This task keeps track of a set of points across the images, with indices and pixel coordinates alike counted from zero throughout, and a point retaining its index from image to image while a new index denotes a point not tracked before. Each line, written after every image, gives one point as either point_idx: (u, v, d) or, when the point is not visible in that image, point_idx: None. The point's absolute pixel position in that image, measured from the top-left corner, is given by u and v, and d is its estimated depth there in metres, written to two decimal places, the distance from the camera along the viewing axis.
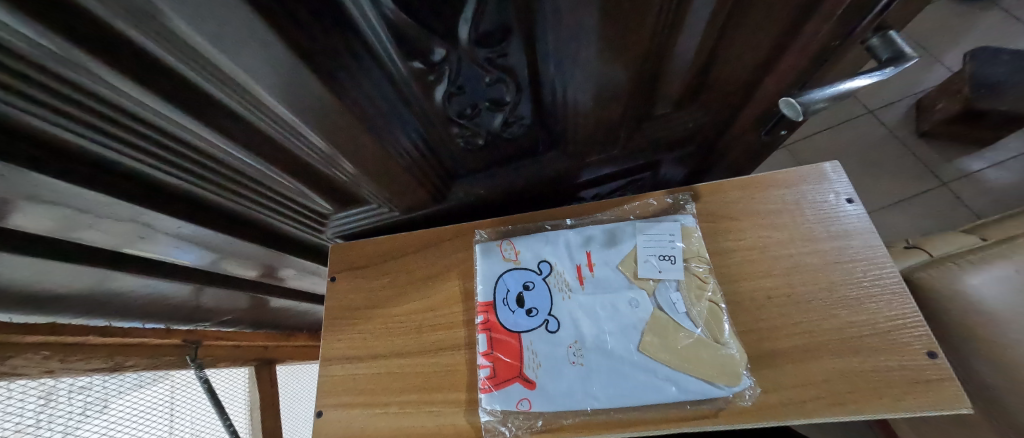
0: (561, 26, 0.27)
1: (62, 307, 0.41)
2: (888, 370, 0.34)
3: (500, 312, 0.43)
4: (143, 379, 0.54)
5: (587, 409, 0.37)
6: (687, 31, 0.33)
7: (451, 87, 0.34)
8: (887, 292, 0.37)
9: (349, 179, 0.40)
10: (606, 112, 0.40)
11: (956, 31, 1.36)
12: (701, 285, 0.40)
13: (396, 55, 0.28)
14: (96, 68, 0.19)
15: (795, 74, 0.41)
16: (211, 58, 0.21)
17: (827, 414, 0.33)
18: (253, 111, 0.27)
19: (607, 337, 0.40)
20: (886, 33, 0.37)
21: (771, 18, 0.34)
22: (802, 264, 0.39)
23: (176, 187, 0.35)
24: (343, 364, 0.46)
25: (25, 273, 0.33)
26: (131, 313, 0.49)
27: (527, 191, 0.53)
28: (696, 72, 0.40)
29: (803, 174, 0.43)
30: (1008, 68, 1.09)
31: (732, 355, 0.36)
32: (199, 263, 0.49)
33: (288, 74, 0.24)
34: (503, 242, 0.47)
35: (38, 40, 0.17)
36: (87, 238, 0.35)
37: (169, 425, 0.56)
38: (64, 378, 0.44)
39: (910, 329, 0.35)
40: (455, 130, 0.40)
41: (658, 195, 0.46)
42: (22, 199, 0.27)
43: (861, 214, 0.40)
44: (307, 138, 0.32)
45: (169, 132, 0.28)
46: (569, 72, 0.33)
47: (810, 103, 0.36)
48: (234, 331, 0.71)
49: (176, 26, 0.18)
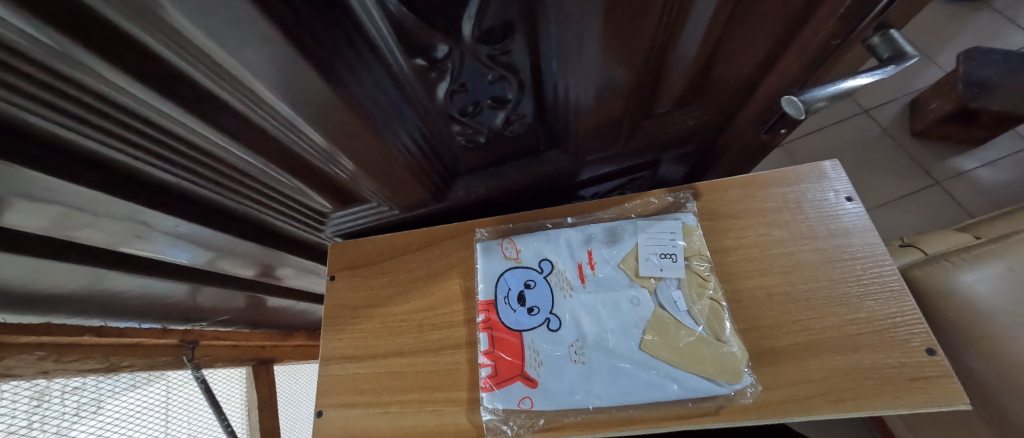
0: (566, 24, 0.27)
1: (57, 307, 0.40)
2: (887, 367, 0.34)
3: (501, 311, 0.43)
4: (138, 379, 0.54)
5: (588, 407, 0.37)
6: (689, 31, 0.33)
7: (453, 84, 0.34)
8: (886, 289, 0.37)
9: (348, 176, 0.40)
10: (608, 110, 0.39)
11: (950, 32, 1.37)
12: (702, 283, 0.40)
13: (398, 50, 0.28)
14: (96, 64, 0.19)
15: (798, 72, 0.40)
16: (213, 55, 0.21)
17: (826, 411, 0.34)
18: (253, 108, 0.27)
19: (608, 335, 0.40)
20: (887, 32, 0.37)
21: (773, 15, 0.34)
22: (802, 262, 0.39)
23: (173, 184, 0.35)
24: (342, 363, 0.46)
25: (19, 273, 0.32)
26: (128, 313, 0.49)
27: (527, 189, 0.52)
28: (697, 70, 0.40)
29: (803, 172, 0.44)
30: (1000, 68, 1.10)
31: (733, 353, 0.36)
32: (195, 262, 0.49)
33: (288, 71, 0.24)
34: (504, 240, 0.47)
35: (37, 35, 0.16)
36: (81, 236, 0.35)
37: (164, 426, 0.55)
38: (58, 378, 0.43)
39: (910, 326, 0.35)
40: (456, 128, 0.40)
41: (659, 194, 0.46)
42: (17, 198, 0.26)
43: (860, 212, 0.40)
44: (307, 136, 0.32)
45: (166, 129, 0.27)
46: (572, 70, 0.32)
47: (811, 102, 0.36)
48: (232, 331, 0.71)
49: (174, 20, 0.18)
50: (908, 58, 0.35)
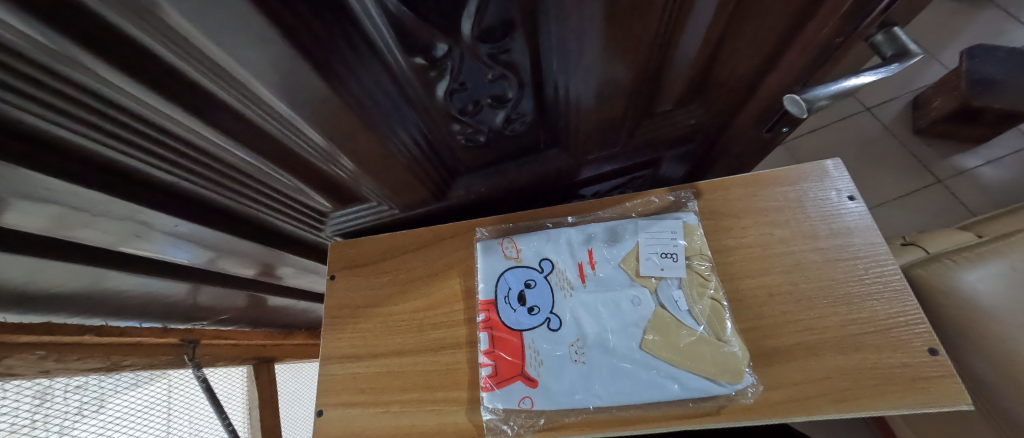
0: (568, 23, 0.27)
1: (58, 307, 0.40)
2: (889, 367, 0.34)
3: (502, 311, 0.43)
4: (140, 377, 0.54)
5: (589, 407, 0.37)
6: (690, 30, 0.33)
7: (453, 84, 0.34)
8: (888, 289, 0.37)
9: (348, 176, 0.40)
10: (609, 109, 0.39)
11: (952, 29, 1.36)
12: (703, 282, 0.40)
13: (398, 49, 0.28)
14: (94, 64, 0.19)
15: (799, 71, 0.40)
16: (212, 55, 0.21)
17: (828, 412, 0.33)
18: (251, 107, 0.26)
19: (609, 335, 0.40)
20: (891, 30, 0.37)
21: (774, 15, 0.33)
22: (803, 261, 0.39)
23: (173, 184, 0.35)
24: (343, 362, 0.46)
25: (19, 273, 0.32)
26: (129, 312, 0.49)
27: (527, 188, 0.52)
28: (700, 68, 0.40)
29: (805, 170, 0.43)
30: (1004, 66, 1.09)
31: (735, 353, 0.36)
32: (195, 262, 0.49)
33: (287, 70, 0.24)
34: (504, 239, 0.47)
35: (34, 36, 0.16)
36: (81, 236, 0.35)
37: (167, 425, 0.56)
38: (60, 378, 0.43)
39: (912, 326, 0.35)
40: (455, 127, 0.40)
41: (660, 193, 0.46)
42: (17, 198, 0.26)
43: (863, 211, 0.40)
44: (307, 135, 0.31)
45: (166, 129, 0.27)
46: (572, 69, 0.32)
47: (814, 100, 0.36)
48: (233, 329, 0.71)
49: (171, 18, 0.18)
50: (913, 56, 0.35)
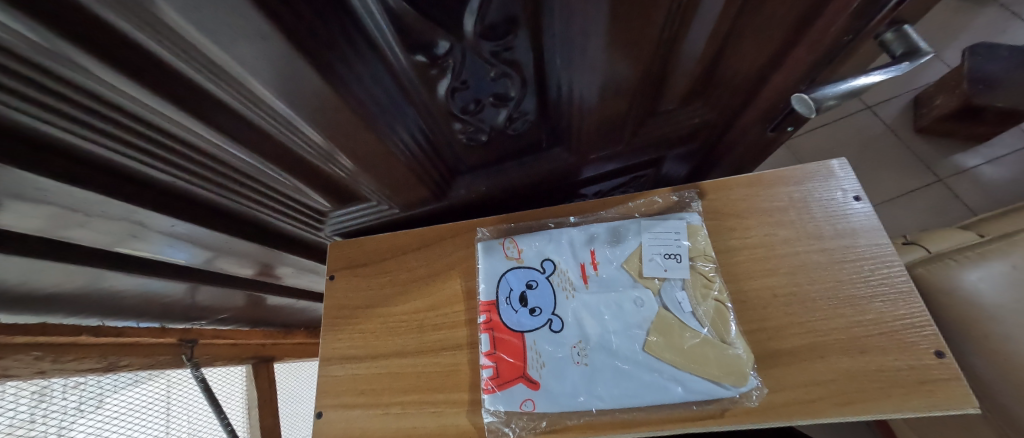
0: (573, 20, 0.26)
1: (53, 307, 0.40)
2: (896, 370, 0.33)
3: (503, 312, 0.42)
4: (138, 376, 0.53)
5: (591, 409, 0.37)
6: (697, 27, 0.32)
7: (454, 82, 0.33)
8: (894, 290, 0.36)
9: (346, 175, 0.39)
10: (613, 107, 0.39)
11: (955, 27, 1.36)
12: (707, 284, 0.39)
13: (398, 47, 0.27)
14: (88, 64, 0.18)
15: (806, 70, 0.39)
16: (208, 53, 0.20)
17: (833, 414, 0.33)
18: (248, 106, 0.26)
19: (612, 336, 0.39)
20: (901, 27, 0.36)
21: (782, 12, 0.33)
22: (808, 262, 0.39)
23: (169, 184, 0.34)
24: (342, 364, 0.46)
25: (14, 274, 0.32)
26: (126, 312, 0.48)
27: (529, 187, 0.52)
28: (705, 66, 0.39)
29: (810, 170, 0.43)
30: (1007, 64, 1.09)
31: (739, 355, 0.36)
32: (193, 262, 0.48)
33: (285, 69, 0.23)
34: (506, 240, 0.46)
35: (26, 35, 0.16)
36: (76, 237, 0.34)
37: (165, 425, 0.55)
38: (55, 377, 0.43)
39: (918, 328, 0.34)
40: (456, 126, 0.39)
41: (663, 193, 0.45)
42: (10, 199, 0.26)
43: (869, 212, 0.39)
44: (305, 134, 0.31)
45: (162, 128, 0.27)
46: (576, 68, 0.31)
47: (821, 100, 0.35)
48: (232, 329, 0.70)
49: (163, 15, 0.17)
50: (922, 55, 0.34)
